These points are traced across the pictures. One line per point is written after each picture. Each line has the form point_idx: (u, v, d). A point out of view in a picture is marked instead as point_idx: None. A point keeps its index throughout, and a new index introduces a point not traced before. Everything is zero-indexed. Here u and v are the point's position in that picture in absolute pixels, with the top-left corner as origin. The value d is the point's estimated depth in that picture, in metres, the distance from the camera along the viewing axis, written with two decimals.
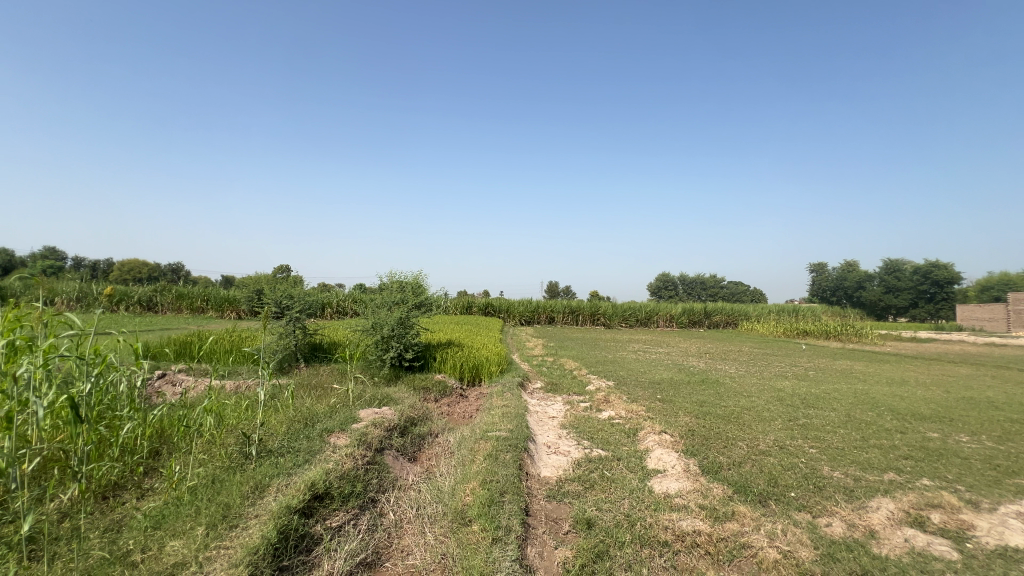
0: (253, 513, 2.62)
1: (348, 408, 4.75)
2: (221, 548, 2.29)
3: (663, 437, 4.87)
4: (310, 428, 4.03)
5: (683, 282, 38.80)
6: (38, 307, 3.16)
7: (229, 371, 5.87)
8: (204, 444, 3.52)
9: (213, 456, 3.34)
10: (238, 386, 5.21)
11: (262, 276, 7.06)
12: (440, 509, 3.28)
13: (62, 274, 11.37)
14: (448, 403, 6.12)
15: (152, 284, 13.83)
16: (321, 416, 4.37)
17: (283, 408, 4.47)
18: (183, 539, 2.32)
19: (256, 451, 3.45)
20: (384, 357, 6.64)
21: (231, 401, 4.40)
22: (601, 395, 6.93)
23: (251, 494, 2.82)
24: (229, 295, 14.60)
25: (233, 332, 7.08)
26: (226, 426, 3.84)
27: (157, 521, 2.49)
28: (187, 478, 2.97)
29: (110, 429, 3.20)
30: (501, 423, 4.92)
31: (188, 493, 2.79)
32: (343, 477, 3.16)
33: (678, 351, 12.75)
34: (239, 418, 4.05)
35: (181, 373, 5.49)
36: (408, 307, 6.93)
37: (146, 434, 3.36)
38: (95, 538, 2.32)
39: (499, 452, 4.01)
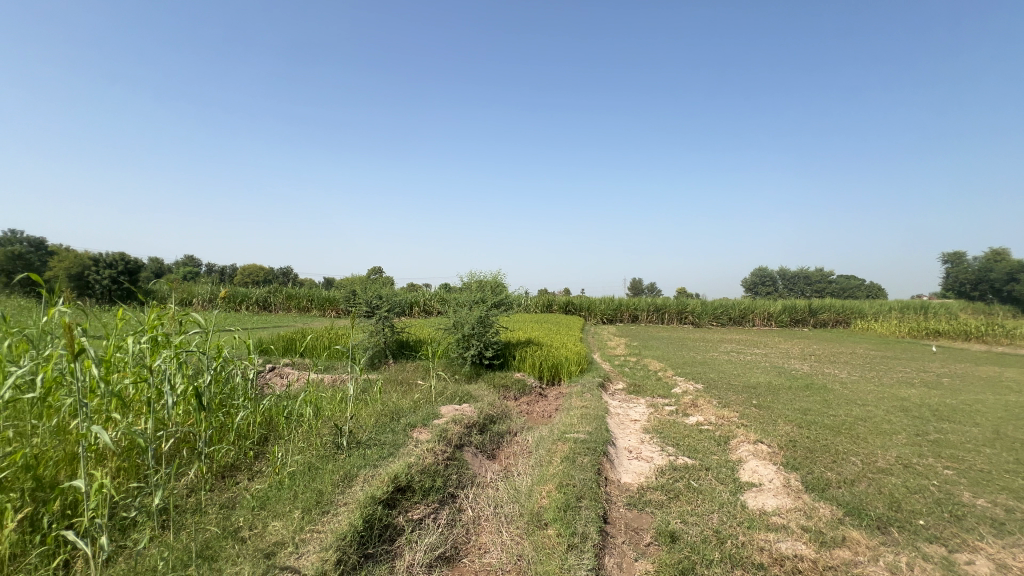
0: (343, 501, 2.80)
1: (430, 404, 4.93)
2: (314, 531, 2.46)
3: (759, 448, 4.46)
4: (395, 422, 4.23)
5: (782, 277, 35.55)
6: (174, 307, 3.64)
7: (327, 366, 6.38)
8: (303, 432, 3.84)
9: (311, 444, 3.63)
10: (333, 380, 5.63)
11: (355, 278, 7.59)
12: (517, 509, 3.28)
13: (197, 279, 13.14)
14: (527, 402, 6.12)
15: (267, 286, 15.52)
16: (406, 411, 4.57)
17: (373, 402, 4.75)
18: (282, 520, 2.54)
19: (347, 441, 3.70)
20: (465, 355, 6.81)
21: (327, 394, 4.76)
22: (688, 399, 6.52)
23: (341, 483, 3.02)
24: (330, 296, 15.99)
25: (331, 330, 7.69)
26: (322, 417, 4.16)
27: (262, 501, 2.75)
28: (288, 464, 3.26)
29: (228, 416, 3.60)
30: (580, 424, 4.81)
31: (288, 478, 3.06)
32: (424, 471, 3.26)
33: (778, 353, 11.65)
34: (334, 410, 4.37)
35: (287, 367, 6.06)
36: (488, 306, 7.05)
37: (257, 421, 3.74)
38: (213, 513, 2.61)
39: (576, 455, 3.91)
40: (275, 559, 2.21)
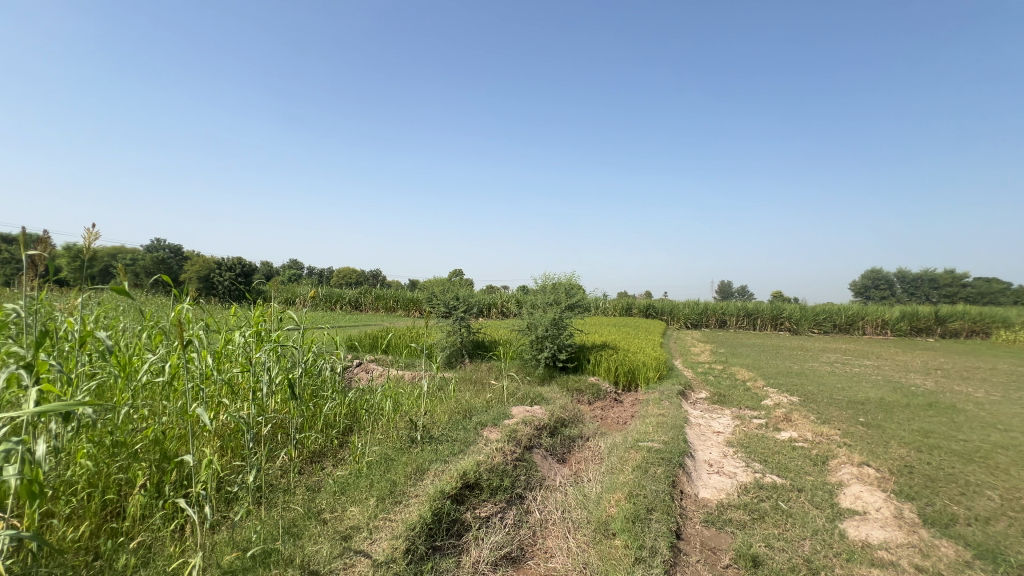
0: (414, 493, 2.91)
1: (502, 404, 4.98)
2: (387, 519, 2.58)
3: (863, 472, 3.96)
4: (467, 420, 4.34)
5: (901, 280, 31.36)
6: (275, 305, 4.02)
7: (407, 363, 6.71)
8: (382, 425, 4.06)
9: (389, 436, 3.83)
10: (413, 377, 5.91)
11: (435, 280, 7.91)
12: (585, 516, 3.20)
13: (299, 280, 14.50)
14: (601, 407, 5.96)
15: (359, 286, 16.71)
16: (478, 410, 4.67)
17: (447, 399, 4.91)
18: (359, 506, 2.70)
19: (421, 436, 3.85)
20: (538, 357, 6.80)
21: (406, 390, 5.00)
22: (780, 412, 5.97)
23: (414, 475, 3.15)
24: (414, 297, 16.84)
25: (412, 329, 8.08)
26: (400, 411, 4.37)
27: (343, 487, 2.95)
28: (367, 454, 3.46)
29: (318, 406, 3.91)
30: (655, 433, 4.59)
31: (366, 467, 3.25)
32: (493, 470, 3.30)
33: (894, 365, 10.26)
34: (411, 405, 4.58)
35: (372, 363, 6.46)
36: (562, 308, 6.99)
37: (342, 412, 4.02)
38: (301, 494, 2.84)
39: (649, 464, 3.73)
40: (351, 541, 2.35)
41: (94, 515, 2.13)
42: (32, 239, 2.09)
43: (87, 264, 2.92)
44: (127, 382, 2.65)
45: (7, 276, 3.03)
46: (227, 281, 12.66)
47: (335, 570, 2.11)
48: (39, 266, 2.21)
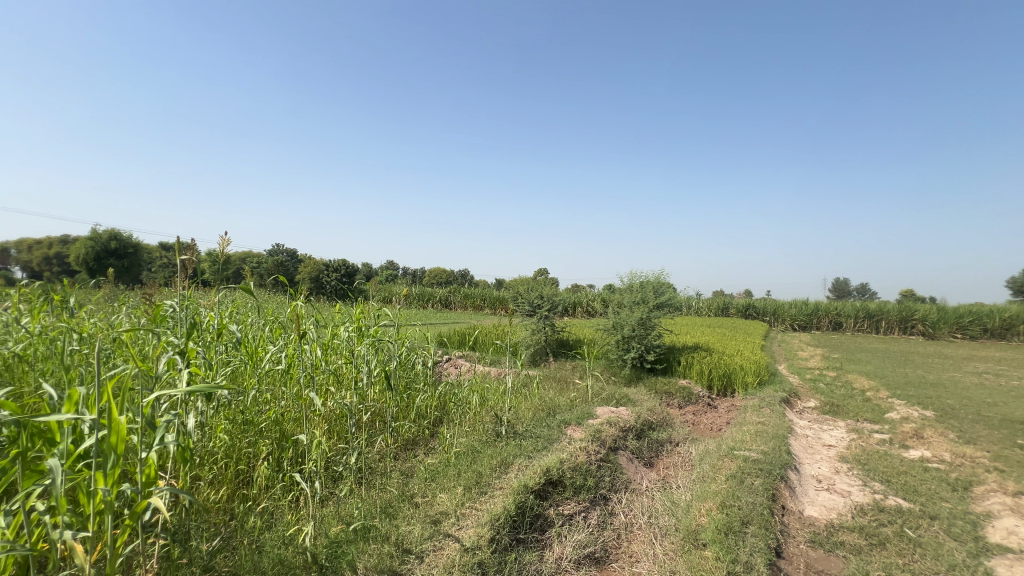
0: (499, 485, 2.99)
1: (586, 404, 4.93)
2: (473, 508, 2.69)
3: (1019, 503, 3.34)
4: (551, 418, 4.36)
5: None
6: (374, 302, 4.36)
7: (493, 360, 6.89)
8: (469, 418, 4.22)
9: (475, 429, 3.97)
10: (498, 373, 6.06)
11: (520, 279, 8.04)
12: (673, 523, 3.07)
13: (395, 280, 15.54)
14: (693, 411, 5.65)
15: (448, 286, 17.49)
16: (561, 409, 4.67)
17: (532, 396, 4.97)
18: (448, 493, 2.84)
19: (506, 431, 3.94)
20: (624, 357, 6.63)
21: (492, 386, 5.15)
22: (908, 427, 5.22)
23: (499, 468, 3.24)
24: (500, 296, 17.23)
25: (498, 327, 8.29)
26: (486, 406, 4.51)
27: (433, 474, 3.12)
28: (455, 445, 3.62)
29: (411, 397, 4.16)
30: (753, 442, 4.26)
31: (455, 457, 3.40)
32: (576, 469, 3.28)
33: None
34: (496, 400, 4.71)
35: (460, 359, 6.73)
36: (650, 307, 6.75)
37: (433, 404, 4.24)
38: (396, 477, 3.05)
39: (745, 475, 3.48)
40: (440, 526, 2.48)
41: (230, 481, 2.48)
42: (182, 246, 2.49)
43: (223, 267, 3.40)
44: (254, 368, 3.04)
45: (165, 278, 3.63)
46: (332, 280, 13.91)
47: (425, 550, 2.25)
48: (189, 268, 2.63)
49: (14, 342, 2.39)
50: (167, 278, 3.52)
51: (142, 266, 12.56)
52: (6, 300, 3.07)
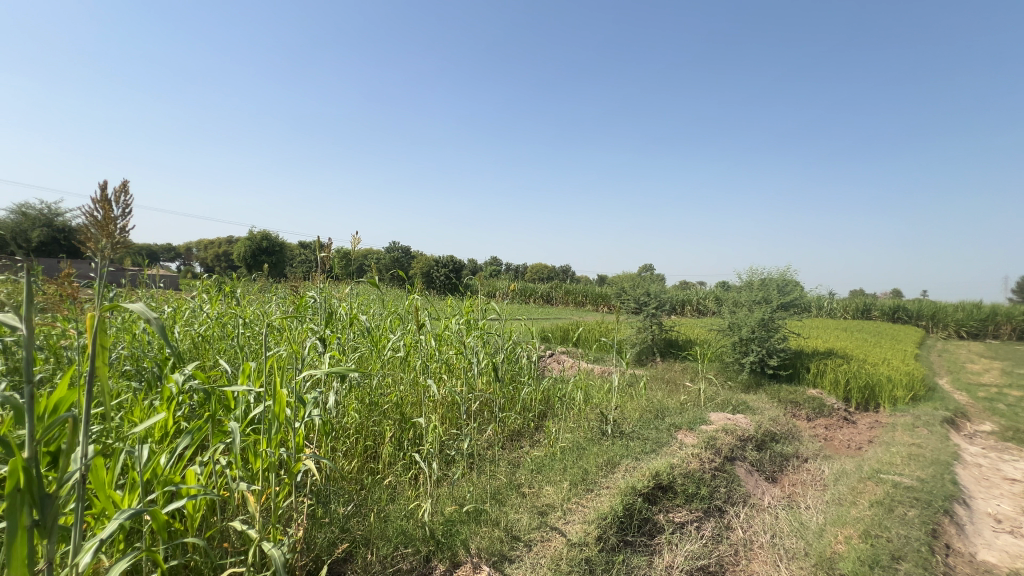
0: (606, 484, 2.94)
1: (698, 408, 4.64)
2: (579, 504, 2.68)
3: None
4: (660, 420, 4.17)
5: None
6: (482, 296, 4.54)
7: (597, 357, 6.79)
8: (574, 414, 4.19)
9: (580, 426, 3.94)
10: (602, 371, 5.95)
11: (626, 275, 7.80)
12: (802, 548, 2.76)
13: (499, 276, 16.05)
14: (826, 426, 5.01)
15: (549, 281, 17.53)
16: (671, 412, 4.44)
17: (638, 397, 4.80)
18: (554, 487, 2.85)
19: (611, 430, 3.85)
20: (742, 361, 6.11)
21: (596, 383, 5.07)
22: None
23: (605, 467, 3.18)
24: (602, 292, 16.86)
25: (602, 325, 8.15)
26: (590, 403, 4.45)
27: (539, 466, 3.16)
28: (560, 440, 3.63)
29: (517, 390, 4.26)
30: (905, 466, 3.66)
31: (560, 452, 3.41)
32: (688, 476, 3.10)
33: None
34: (601, 399, 4.63)
35: (563, 354, 6.74)
36: (773, 307, 6.13)
37: (538, 398, 4.29)
38: (503, 466, 3.15)
39: (895, 503, 3.00)
40: (547, 518, 2.51)
41: (360, 455, 2.76)
42: (320, 245, 2.82)
43: (352, 263, 3.78)
44: (378, 355, 3.34)
45: (306, 273, 4.14)
46: (441, 274, 14.74)
47: (533, 540, 2.31)
48: (326, 265, 2.98)
49: (199, 325, 2.90)
50: (307, 272, 4.01)
51: (287, 262, 14.49)
52: (193, 290, 3.74)
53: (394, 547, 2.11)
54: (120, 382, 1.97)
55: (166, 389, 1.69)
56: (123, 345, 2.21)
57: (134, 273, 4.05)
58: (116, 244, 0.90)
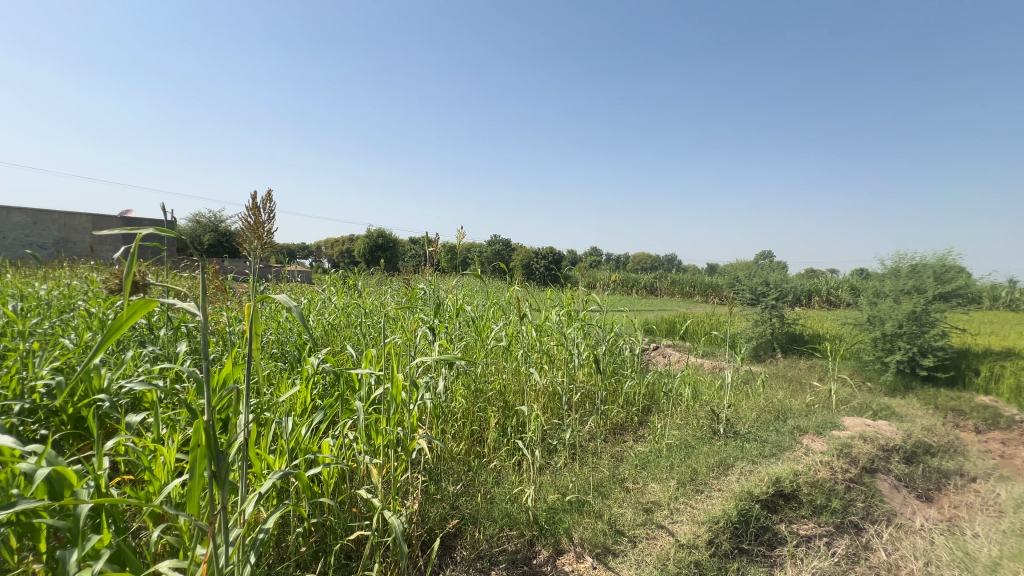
0: (718, 487, 2.75)
1: (828, 411, 4.13)
2: (688, 505, 2.54)
3: None
4: (781, 422, 3.79)
5: None
6: (583, 287, 4.50)
7: (706, 351, 6.35)
8: (681, 411, 3.97)
9: (689, 423, 3.73)
10: (713, 366, 5.55)
11: (740, 264, 7.19)
12: None
13: (598, 266, 15.83)
14: (1002, 440, 4.15)
15: (652, 271, 16.79)
16: (795, 414, 4.01)
17: (756, 395, 4.40)
18: (660, 484, 2.75)
19: (724, 430, 3.59)
20: (886, 360, 5.29)
21: (706, 379, 4.76)
22: None
23: (716, 468, 2.98)
24: (712, 283, 15.72)
25: (712, 318, 7.63)
26: (699, 401, 4.18)
27: (644, 462, 3.04)
28: (666, 436, 3.46)
29: (619, 382, 4.14)
30: None
31: (666, 449, 3.25)
32: (815, 486, 2.79)
33: None
34: (712, 396, 4.33)
35: (669, 348, 6.41)
36: (928, 298, 5.23)
37: (642, 392, 4.12)
38: (606, 458, 3.08)
39: None
40: (653, 515, 2.43)
41: (466, 439, 2.90)
42: (428, 240, 3.00)
43: (457, 257, 3.98)
44: (482, 344, 3.47)
45: (416, 267, 4.46)
46: (541, 267, 14.91)
47: (638, 537, 2.24)
48: (434, 259, 3.17)
49: (328, 314, 3.27)
50: (418, 266, 4.30)
51: (399, 256, 15.63)
52: (324, 284, 4.23)
53: (500, 528, 2.20)
54: (270, 362, 2.30)
55: (304, 369, 1.94)
56: (272, 331, 2.58)
57: (278, 269, 4.68)
58: (264, 244, 1.04)
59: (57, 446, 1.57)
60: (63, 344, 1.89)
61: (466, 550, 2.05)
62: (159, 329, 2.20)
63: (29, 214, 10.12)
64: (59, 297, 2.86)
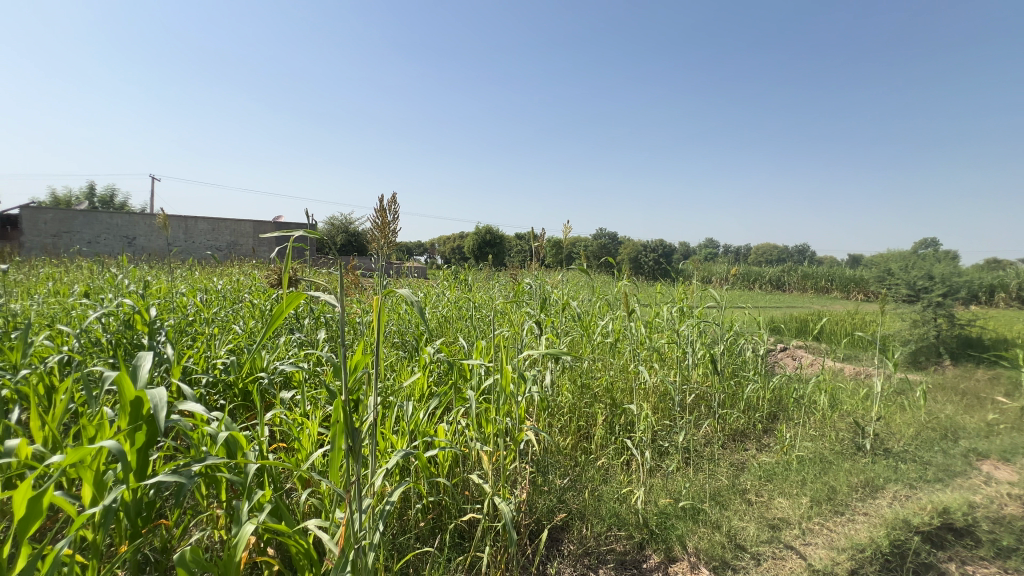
0: (863, 510, 2.40)
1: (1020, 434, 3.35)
2: (824, 527, 2.25)
3: None
4: (951, 442, 3.17)
5: None
6: (697, 282, 4.19)
7: (847, 355, 5.55)
8: (816, 421, 3.52)
9: (825, 435, 3.29)
10: (856, 372, 4.83)
11: (894, 255, 6.15)
12: None
13: (714, 260, 14.72)
14: None
15: (779, 264, 15.10)
16: (970, 434, 3.32)
17: (915, 409, 3.73)
18: (789, 500, 2.47)
19: (871, 446, 3.11)
20: None
21: (848, 387, 4.15)
22: None
23: (861, 489, 2.59)
24: (855, 277, 13.69)
25: (855, 318, 6.64)
26: (839, 411, 3.67)
27: (769, 474, 2.75)
28: (796, 447, 3.09)
29: (739, 386, 3.81)
30: None
31: (797, 461, 2.90)
32: (999, 523, 2.28)
33: None
34: (856, 406, 3.77)
35: (799, 349, 5.72)
36: None
37: (767, 397, 3.73)
38: (724, 466, 2.84)
39: None
40: (780, 534, 2.19)
41: (573, 434, 2.88)
42: (534, 236, 3.03)
43: (563, 252, 3.96)
44: (588, 340, 3.41)
45: (522, 262, 4.54)
46: (649, 262, 14.28)
47: (763, 555, 2.04)
48: (540, 254, 3.20)
49: (442, 308, 3.48)
50: (525, 261, 4.37)
51: (506, 252, 16.10)
52: (437, 279, 4.51)
53: (608, 527, 2.16)
54: (393, 350, 2.52)
55: (423, 358, 2.08)
56: (394, 322, 2.82)
57: (398, 266, 5.09)
58: (390, 244, 1.13)
59: (231, 413, 1.88)
60: (234, 330, 2.27)
61: (574, 545, 2.04)
62: (305, 318, 2.53)
63: (210, 221, 12.33)
64: (231, 291, 3.43)
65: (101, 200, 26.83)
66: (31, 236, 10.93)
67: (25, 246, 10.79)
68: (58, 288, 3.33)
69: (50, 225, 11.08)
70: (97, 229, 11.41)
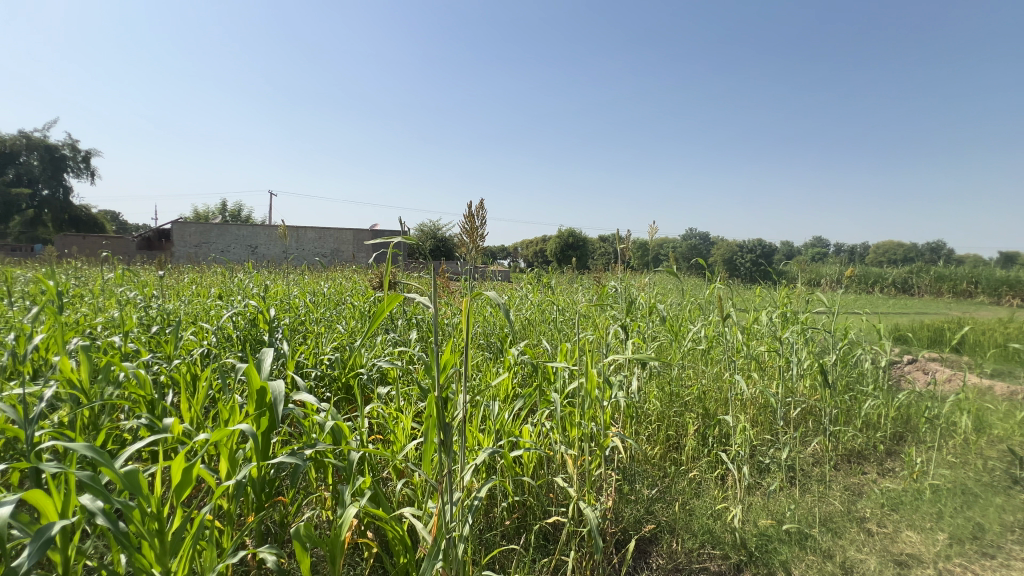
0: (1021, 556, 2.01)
1: None
2: (967, 571, 1.93)
3: None
4: None
5: None
6: (804, 285, 3.81)
7: (998, 370, 4.70)
8: (956, 446, 3.03)
9: (969, 463, 2.82)
10: (1010, 390, 4.08)
11: None
12: None
13: (824, 260, 13.28)
14: None
15: (906, 264, 13.20)
16: None
17: None
18: (920, 535, 2.15)
19: None
20: None
21: (1000, 407, 3.51)
22: None
23: (1020, 530, 2.18)
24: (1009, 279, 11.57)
25: (1009, 327, 5.61)
26: (988, 436, 3.13)
27: (894, 503, 2.41)
28: (930, 474, 2.68)
29: (856, 401, 3.39)
30: None
31: (931, 491, 2.51)
32: None
33: None
34: (1012, 431, 3.18)
35: (933, 363, 4.97)
36: None
37: (892, 416, 3.29)
38: (837, 490, 2.54)
39: None
40: (909, 572, 1.91)
41: (662, 443, 2.76)
42: (620, 238, 2.95)
43: (649, 254, 3.82)
44: (678, 345, 3.25)
45: (607, 265, 4.45)
46: (745, 264, 13.25)
47: None
48: (625, 257, 3.10)
49: (526, 311, 3.52)
50: (609, 264, 4.28)
51: (590, 254, 15.90)
52: (521, 282, 4.57)
53: (700, 544, 2.04)
54: (479, 352, 2.60)
55: (508, 360, 2.12)
56: (480, 325, 2.91)
57: (483, 269, 5.23)
58: (478, 247, 1.17)
59: (337, 405, 2.06)
60: (338, 329, 2.49)
61: (663, 559, 1.96)
62: (399, 320, 2.70)
63: (318, 231, 13.64)
64: (335, 293, 3.76)
65: (232, 215, 30.84)
66: (179, 247, 12.87)
67: (175, 256, 12.74)
68: (199, 290, 3.89)
69: (194, 238, 12.97)
70: (229, 240, 13.15)
